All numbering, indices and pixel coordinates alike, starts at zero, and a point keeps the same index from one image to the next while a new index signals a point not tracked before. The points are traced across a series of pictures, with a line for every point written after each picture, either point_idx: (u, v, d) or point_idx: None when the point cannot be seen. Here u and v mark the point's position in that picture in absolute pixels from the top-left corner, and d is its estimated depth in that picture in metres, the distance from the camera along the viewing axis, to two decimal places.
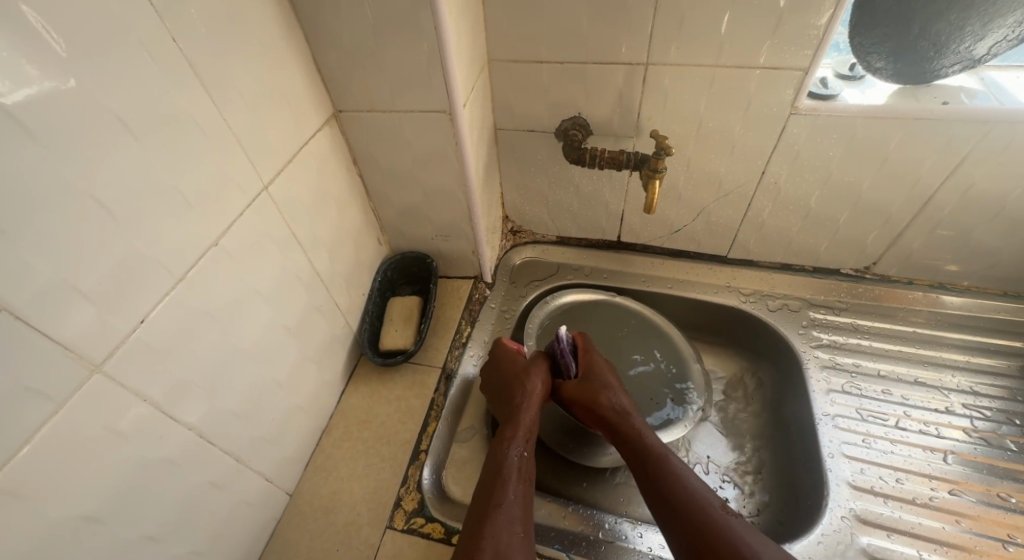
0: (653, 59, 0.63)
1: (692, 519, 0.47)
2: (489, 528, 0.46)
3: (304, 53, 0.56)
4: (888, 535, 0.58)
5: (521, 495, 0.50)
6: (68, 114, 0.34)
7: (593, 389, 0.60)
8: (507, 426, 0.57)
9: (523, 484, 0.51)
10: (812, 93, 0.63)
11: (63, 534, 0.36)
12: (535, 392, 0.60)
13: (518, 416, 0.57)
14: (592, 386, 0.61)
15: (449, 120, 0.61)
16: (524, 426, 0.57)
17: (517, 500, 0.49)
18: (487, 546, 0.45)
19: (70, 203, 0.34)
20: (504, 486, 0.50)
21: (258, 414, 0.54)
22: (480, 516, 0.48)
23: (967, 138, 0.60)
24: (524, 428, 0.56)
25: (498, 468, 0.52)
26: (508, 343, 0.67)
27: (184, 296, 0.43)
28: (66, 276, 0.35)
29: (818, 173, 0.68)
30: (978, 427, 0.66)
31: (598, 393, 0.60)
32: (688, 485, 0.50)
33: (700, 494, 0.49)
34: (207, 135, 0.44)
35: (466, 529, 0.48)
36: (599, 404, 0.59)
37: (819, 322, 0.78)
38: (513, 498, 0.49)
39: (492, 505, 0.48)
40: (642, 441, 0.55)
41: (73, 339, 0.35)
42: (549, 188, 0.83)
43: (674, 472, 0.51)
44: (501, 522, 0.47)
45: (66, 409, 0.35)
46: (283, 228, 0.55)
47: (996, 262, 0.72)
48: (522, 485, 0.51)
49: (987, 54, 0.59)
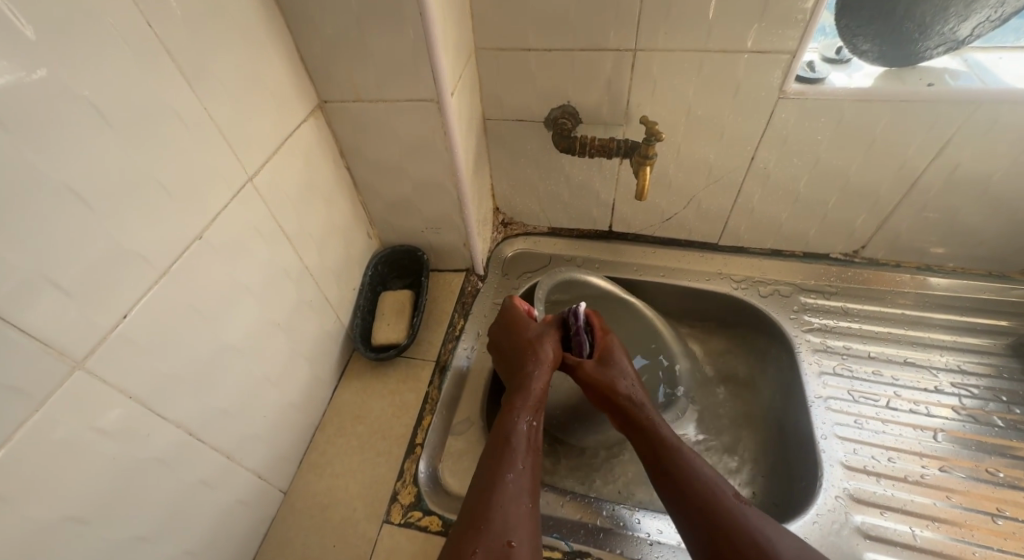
0: (641, 45, 0.62)
1: (705, 507, 0.47)
2: (498, 498, 0.46)
3: (287, 42, 0.55)
4: (881, 513, 0.59)
5: (530, 466, 0.50)
6: (39, 104, 0.32)
7: (606, 370, 0.60)
8: (516, 395, 0.56)
9: (531, 456, 0.51)
10: (800, 77, 0.63)
11: (46, 536, 0.35)
12: (546, 360, 0.59)
13: (528, 385, 0.56)
14: (609, 367, 0.60)
15: (438, 109, 0.60)
16: (534, 396, 0.56)
17: (526, 471, 0.49)
18: (496, 516, 0.45)
19: (45, 196, 0.33)
20: (513, 454, 0.50)
21: (249, 411, 0.53)
22: (488, 484, 0.47)
23: (953, 119, 0.60)
24: (534, 398, 0.56)
25: (506, 438, 0.52)
26: (521, 307, 0.67)
27: (167, 291, 0.42)
28: (42, 271, 0.33)
29: (807, 157, 0.69)
30: (966, 405, 0.67)
31: (614, 379, 0.59)
32: (700, 472, 0.50)
33: (713, 483, 0.49)
34: (186, 125, 0.43)
35: (472, 496, 0.47)
36: (611, 385, 0.59)
37: (809, 306, 0.78)
38: (521, 470, 0.49)
39: (501, 473, 0.48)
40: (653, 427, 0.55)
41: (53, 335, 0.34)
42: (539, 178, 0.83)
43: (686, 459, 0.51)
44: (510, 491, 0.47)
45: (46, 407, 0.34)
46: (270, 222, 0.54)
47: (981, 242, 0.73)
48: (530, 457, 0.51)
49: (971, 35, 0.59)
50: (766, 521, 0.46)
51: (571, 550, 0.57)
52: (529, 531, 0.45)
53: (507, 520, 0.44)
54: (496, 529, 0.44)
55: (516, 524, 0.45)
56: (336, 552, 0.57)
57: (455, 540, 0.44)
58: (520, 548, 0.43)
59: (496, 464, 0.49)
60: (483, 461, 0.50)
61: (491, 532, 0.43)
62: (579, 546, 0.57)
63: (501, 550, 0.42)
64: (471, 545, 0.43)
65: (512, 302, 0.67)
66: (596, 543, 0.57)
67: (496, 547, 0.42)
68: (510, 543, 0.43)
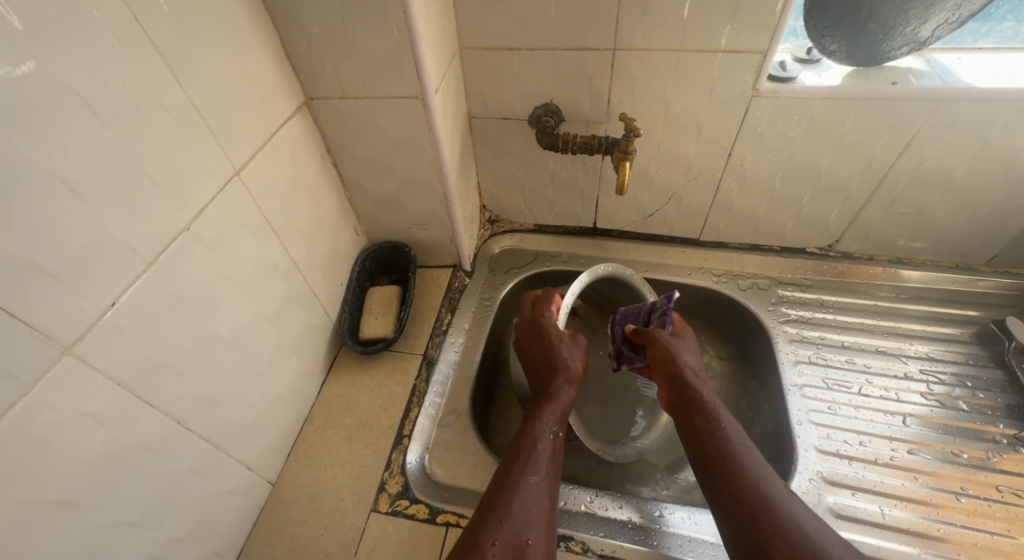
0: (620, 44, 0.64)
1: (749, 489, 0.47)
2: (516, 497, 0.47)
3: (273, 40, 0.56)
4: (853, 494, 0.61)
5: (551, 473, 0.51)
6: (27, 94, 0.33)
7: (674, 344, 0.62)
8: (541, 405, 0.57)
9: (552, 463, 0.52)
10: (772, 76, 0.65)
11: (37, 519, 0.36)
12: (574, 375, 0.60)
13: (553, 398, 0.57)
14: (679, 346, 0.62)
15: (423, 106, 0.61)
16: (558, 409, 0.57)
17: (549, 474, 0.50)
18: (515, 513, 0.46)
19: (33, 181, 0.34)
20: (529, 458, 0.51)
21: (237, 401, 0.54)
22: (505, 482, 0.49)
23: (917, 116, 0.63)
24: (557, 411, 0.56)
25: (527, 444, 0.52)
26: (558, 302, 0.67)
27: (156, 280, 0.43)
28: (29, 256, 0.34)
29: (780, 154, 0.71)
30: (934, 390, 0.70)
31: (685, 355, 0.61)
32: (743, 463, 0.50)
33: (756, 471, 0.49)
34: (173, 118, 0.44)
35: (486, 495, 0.48)
36: (676, 362, 0.60)
37: (787, 299, 0.81)
38: (543, 472, 0.50)
39: (521, 473, 0.49)
40: (705, 412, 0.55)
41: (43, 320, 0.35)
42: (525, 176, 0.84)
43: (729, 448, 0.51)
44: (531, 493, 0.48)
45: (37, 390, 0.35)
46: (257, 217, 0.55)
47: (948, 236, 0.76)
48: (552, 463, 0.52)
49: (931, 36, 0.62)
50: (804, 507, 0.46)
51: (555, 534, 0.58)
52: (544, 531, 0.46)
53: (525, 519, 0.45)
54: (515, 524, 0.45)
55: (534, 523, 0.46)
56: (324, 540, 0.58)
57: (471, 531, 0.45)
58: (536, 546, 0.44)
59: (515, 464, 0.50)
60: (504, 462, 0.51)
61: (511, 528, 0.44)
62: (563, 530, 0.59)
63: (517, 547, 0.43)
64: (487, 538, 0.44)
65: (548, 295, 0.67)
66: (580, 528, 0.59)
67: (514, 544, 0.43)
68: (527, 541, 0.44)
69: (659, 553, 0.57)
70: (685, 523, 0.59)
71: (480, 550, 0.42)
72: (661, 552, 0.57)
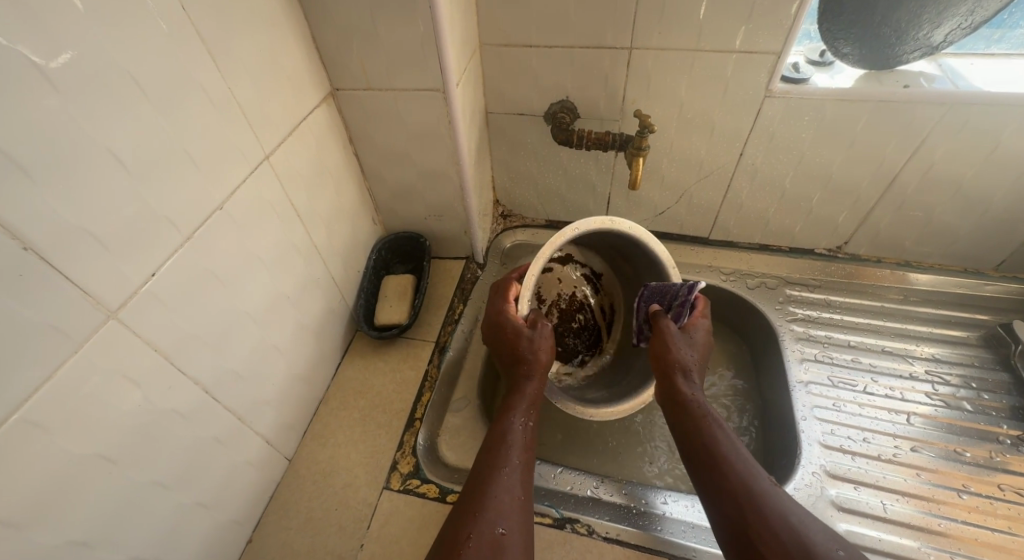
0: (636, 43, 0.66)
1: (737, 480, 0.48)
2: (491, 488, 0.47)
3: (305, 33, 0.58)
4: (855, 487, 0.62)
5: (523, 463, 0.51)
6: (85, 73, 0.36)
7: (675, 340, 0.62)
8: (512, 396, 0.57)
9: (525, 453, 0.52)
10: (785, 76, 0.67)
11: (81, 471, 0.38)
12: (537, 367, 0.58)
13: (520, 389, 0.57)
14: (679, 341, 0.62)
15: (443, 99, 0.63)
16: (527, 398, 0.56)
17: (521, 466, 0.50)
18: (489, 503, 0.46)
19: (92, 156, 0.37)
20: (508, 448, 0.51)
21: (260, 377, 0.56)
22: (488, 469, 0.49)
23: (928, 120, 0.64)
24: (526, 400, 0.56)
25: (504, 435, 0.53)
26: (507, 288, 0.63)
27: (191, 253, 0.45)
28: (82, 222, 0.37)
29: (792, 154, 0.73)
30: (939, 391, 0.71)
31: (682, 351, 0.61)
32: (730, 455, 0.51)
33: (746, 464, 0.50)
34: (212, 102, 0.46)
35: (470, 482, 0.49)
36: (673, 356, 0.60)
37: (795, 298, 0.82)
38: (515, 464, 0.50)
39: (499, 465, 0.49)
40: (691, 407, 0.56)
41: (93, 284, 0.38)
42: (539, 171, 0.86)
43: (717, 442, 0.52)
44: (505, 484, 0.48)
45: (84, 351, 0.38)
46: (284, 201, 0.58)
47: (956, 239, 0.77)
48: (524, 455, 0.51)
49: (944, 42, 0.63)
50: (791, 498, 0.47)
51: (561, 516, 0.60)
52: (520, 522, 0.45)
53: (498, 510, 0.45)
54: (490, 517, 0.44)
55: (507, 514, 0.45)
56: (338, 514, 0.60)
57: (455, 519, 0.45)
58: (511, 538, 0.43)
59: (495, 453, 0.51)
60: (483, 452, 0.52)
61: (487, 519, 0.44)
62: (569, 513, 0.60)
63: (493, 540, 0.42)
64: (463, 531, 0.43)
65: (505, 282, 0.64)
66: (586, 511, 0.61)
67: (488, 537, 0.43)
68: (500, 533, 0.43)
69: (662, 537, 0.58)
70: (689, 510, 0.61)
71: (457, 543, 0.42)
72: (664, 538, 0.58)
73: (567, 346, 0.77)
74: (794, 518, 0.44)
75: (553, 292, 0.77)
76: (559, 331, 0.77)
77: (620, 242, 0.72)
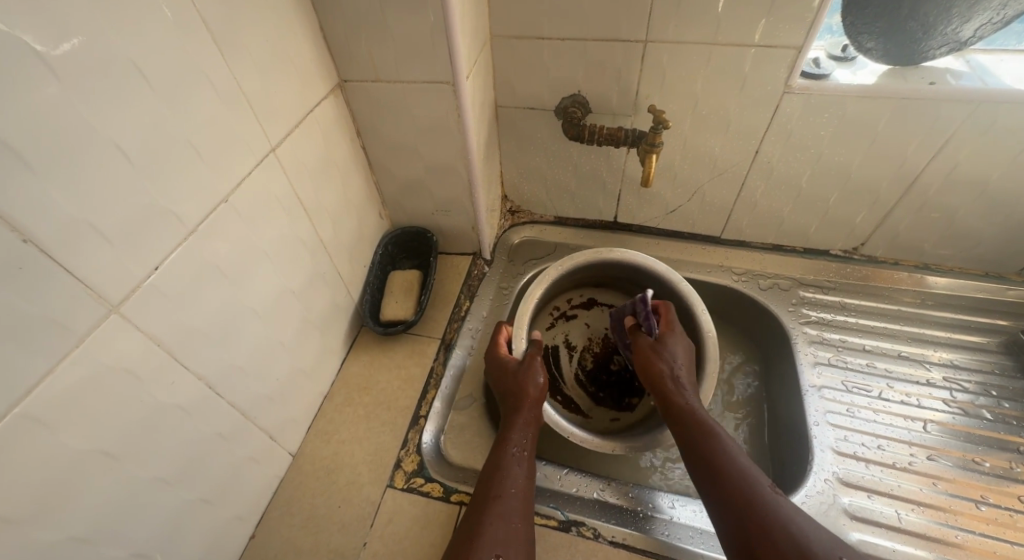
0: (652, 36, 0.64)
1: (736, 488, 0.47)
2: (488, 515, 0.48)
3: (313, 24, 0.57)
4: (869, 496, 0.61)
5: (521, 488, 0.52)
6: (88, 63, 0.35)
7: (656, 355, 0.62)
8: (508, 421, 0.59)
9: (523, 478, 0.53)
10: (806, 72, 0.65)
11: (82, 467, 0.38)
12: (529, 394, 0.60)
13: (515, 415, 0.59)
14: (659, 353, 0.62)
15: (453, 92, 0.62)
16: (521, 422, 0.58)
17: (519, 492, 0.51)
18: (485, 529, 0.47)
19: (94, 146, 0.36)
20: (504, 473, 0.52)
21: (264, 372, 0.56)
22: (485, 496, 0.50)
23: (953, 118, 0.62)
24: (521, 425, 0.58)
25: (501, 459, 0.54)
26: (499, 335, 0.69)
27: (195, 248, 0.44)
28: (83, 215, 0.36)
29: (809, 152, 0.71)
30: (957, 398, 0.69)
31: (664, 364, 0.61)
32: (727, 461, 0.50)
33: (744, 470, 0.49)
34: (219, 94, 0.45)
35: (470, 510, 0.50)
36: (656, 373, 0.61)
37: (808, 300, 0.80)
38: (513, 490, 0.51)
39: (495, 492, 0.51)
40: (687, 415, 0.56)
41: (94, 278, 0.37)
42: (548, 166, 0.85)
43: (713, 447, 0.51)
44: (501, 510, 0.49)
45: (85, 346, 0.37)
46: (290, 194, 0.57)
47: (978, 243, 0.75)
48: (522, 480, 0.53)
49: (973, 36, 0.61)
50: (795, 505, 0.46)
51: (567, 519, 0.59)
52: (517, 548, 0.46)
53: (494, 537, 0.46)
54: (486, 544, 0.46)
55: (504, 541, 0.46)
56: (341, 512, 0.59)
57: (455, 546, 0.46)
58: None
59: (491, 480, 0.52)
60: (482, 479, 0.53)
61: (484, 545, 0.45)
62: (575, 516, 0.59)
63: None
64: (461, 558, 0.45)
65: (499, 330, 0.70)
66: (593, 514, 0.60)
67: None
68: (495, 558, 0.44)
69: (669, 542, 0.57)
70: (696, 515, 0.60)
71: None
72: (671, 543, 0.57)
73: (610, 392, 0.75)
74: (794, 525, 0.43)
75: (583, 338, 0.79)
76: (596, 375, 0.76)
77: (620, 267, 0.76)
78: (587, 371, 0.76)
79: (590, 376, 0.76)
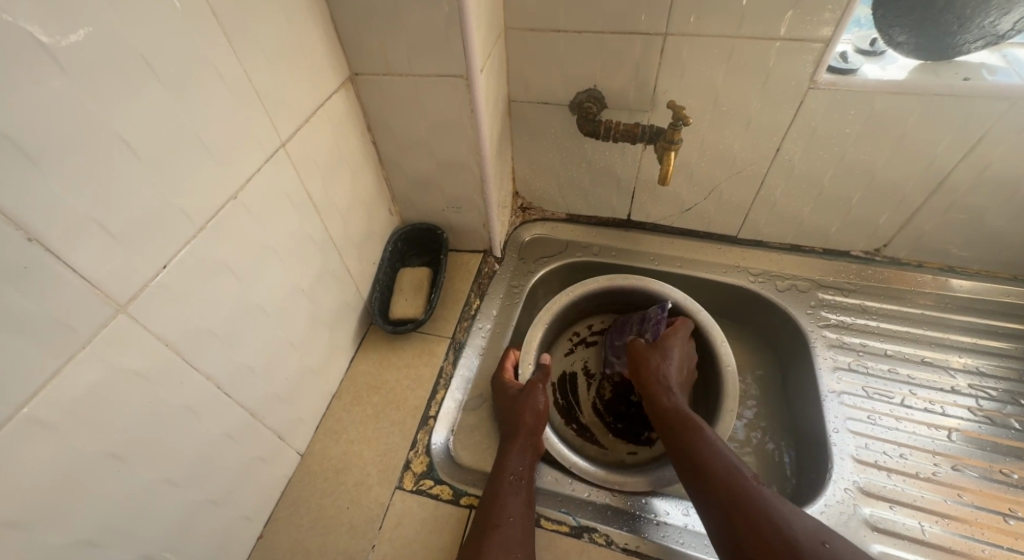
0: (673, 29, 0.62)
1: (725, 486, 0.50)
2: (488, 542, 0.50)
3: (324, 15, 0.56)
4: (891, 507, 0.59)
5: (521, 514, 0.53)
6: (94, 54, 0.34)
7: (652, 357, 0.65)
8: (508, 441, 0.59)
9: (523, 503, 0.54)
10: (832, 67, 0.62)
11: (89, 469, 0.37)
12: (530, 419, 0.60)
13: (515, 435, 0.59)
14: (654, 358, 0.65)
15: (466, 86, 0.60)
16: (520, 443, 0.59)
17: (519, 518, 0.52)
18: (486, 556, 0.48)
19: (101, 142, 0.35)
20: (503, 500, 0.54)
21: (272, 371, 0.55)
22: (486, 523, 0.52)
23: (988, 115, 0.59)
24: (519, 446, 0.58)
25: (501, 482, 0.55)
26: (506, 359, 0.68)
27: (204, 246, 0.43)
28: (89, 212, 0.35)
29: (834, 150, 0.68)
30: (983, 406, 0.67)
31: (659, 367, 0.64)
32: (716, 461, 0.53)
33: (732, 468, 0.52)
34: (228, 88, 0.44)
35: (472, 538, 0.51)
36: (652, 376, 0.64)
37: (828, 302, 0.78)
38: (512, 516, 0.53)
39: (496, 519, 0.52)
40: (678, 418, 0.58)
41: (100, 277, 0.36)
42: (561, 163, 0.83)
43: (702, 449, 0.54)
44: (501, 537, 0.50)
45: (92, 346, 0.36)
46: (299, 190, 0.56)
47: (1007, 246, 0.72)
48: (523, 508, 0.54)
49: (1012, 30, 0.58)
50: (782, 501, 0.49)
51: (578, 524, 0.58)
52: None
53: None
54: None
55: None
56: (350, 513, 0.59)
57: None
58: None
59: (492, 506, 0.53)
60: (483, 503, 0.54)
61: None
62: (586, 521, 0.58)
63: None
64: None
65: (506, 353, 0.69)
66: (604, 520, 0.58)
67: None
68: None
69: (682, 551, 0.55)
70: None
71: None
72: (684, 551, 0.55)
73: (629, 424, 0.73)
74: (780, 521, 0.47)
75: (604, 367, 0.78)
76: (614, 406, 0.74)
77: (640, 296, 0.77)
78: (605, 401, 0.75)
79: (608, 406, 0.74)
